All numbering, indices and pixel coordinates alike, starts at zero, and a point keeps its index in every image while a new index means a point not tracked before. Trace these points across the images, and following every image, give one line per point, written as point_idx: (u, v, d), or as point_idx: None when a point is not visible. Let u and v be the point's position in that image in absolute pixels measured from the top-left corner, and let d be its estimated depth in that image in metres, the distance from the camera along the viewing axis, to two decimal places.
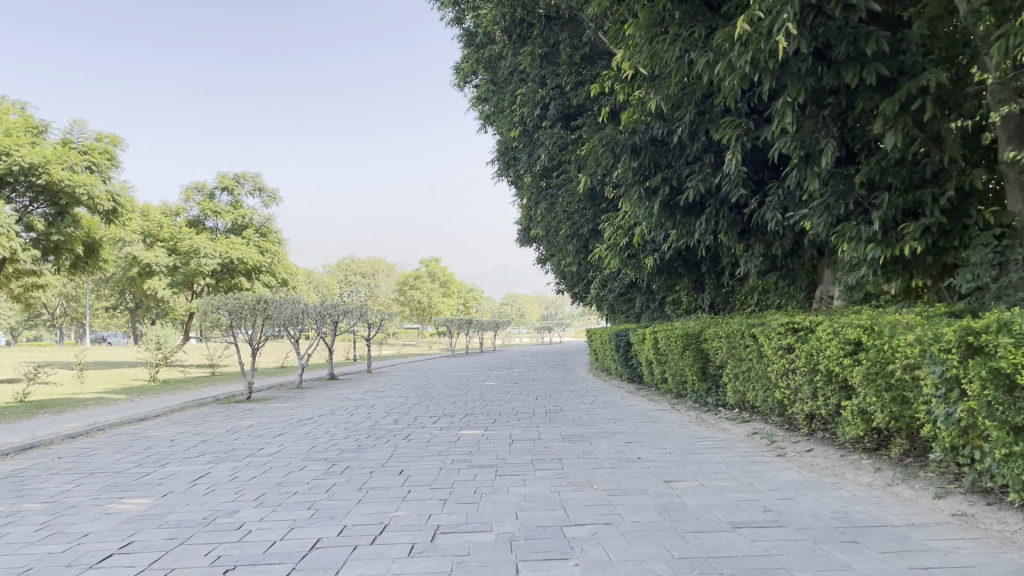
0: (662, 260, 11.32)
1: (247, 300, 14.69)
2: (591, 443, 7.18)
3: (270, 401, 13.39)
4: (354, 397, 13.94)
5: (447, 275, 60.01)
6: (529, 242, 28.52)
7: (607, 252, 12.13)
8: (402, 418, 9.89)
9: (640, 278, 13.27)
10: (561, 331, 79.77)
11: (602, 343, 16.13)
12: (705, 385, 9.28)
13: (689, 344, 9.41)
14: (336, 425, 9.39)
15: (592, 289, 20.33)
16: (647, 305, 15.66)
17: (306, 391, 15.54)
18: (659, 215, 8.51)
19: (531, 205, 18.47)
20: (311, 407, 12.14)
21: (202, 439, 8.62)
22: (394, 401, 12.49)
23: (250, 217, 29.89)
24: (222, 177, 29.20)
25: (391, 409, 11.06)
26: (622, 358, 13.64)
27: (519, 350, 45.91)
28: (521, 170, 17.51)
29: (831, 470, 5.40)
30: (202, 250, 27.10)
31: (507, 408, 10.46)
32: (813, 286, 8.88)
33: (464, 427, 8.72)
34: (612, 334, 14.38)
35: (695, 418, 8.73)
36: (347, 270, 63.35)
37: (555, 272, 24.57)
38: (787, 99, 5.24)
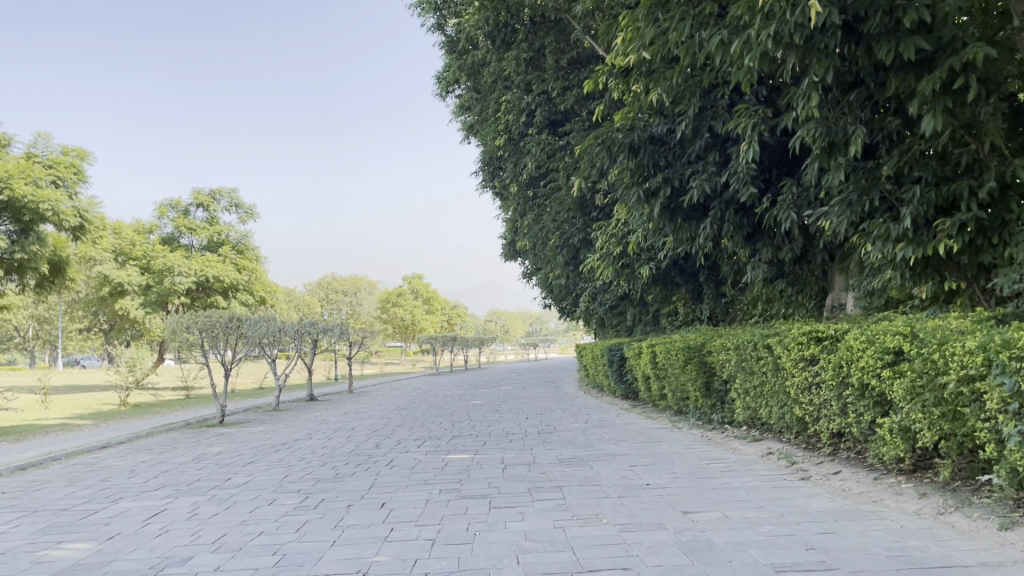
0: (658, 270, 10.96)
1: (219, 317, 13.81)
2: (592, 467, 6.52)
3: (245, 424, 12.64)
4: (334, 418, 13.23)
5: (431, 292, 59.33)
6: (514, 255, 27.97)
7: (599, 261, 11.67)
8: (384, 441, 9.19)
9: (633, 288, 12.72)
10: (546, 347, 79.14)
11: (593, 359, 15.53)
12: (709, 401, 8.69)
13: (692, 357, 8.80)
14: (312, 451, 8.68)
15: (581, 302, 19.75)
16: (640, 318, 15.09)
17: (284, 413, 14.79)
18: (659, 219, 7.94)
19: (517, 217, 17.89)
20: (286, 430, 11.42)
21: (164, 469, 7.89)
22: (376, 423, 11.79)
23: (227, 234, 29.12)
24: (198, 194, 28.46)
25: (373, 432, 10.36)
26: (616, 374, 13.05)
27: (504, 367, 45.26)
28: (506, 180, 16.96)
29: (868, 496, 4.77)
30: (177, 268, 26.30)
31: (498, 429, 9.80)
32: (824, 294, 8.32)
33: (451, 451, 8.04)
34: (604, 349, 13.80)
35: (700, 437, 8.11)
36: (329, 288, 62.54)
37: (541, 286, 24.02)
38: (813, 80, 4.68)
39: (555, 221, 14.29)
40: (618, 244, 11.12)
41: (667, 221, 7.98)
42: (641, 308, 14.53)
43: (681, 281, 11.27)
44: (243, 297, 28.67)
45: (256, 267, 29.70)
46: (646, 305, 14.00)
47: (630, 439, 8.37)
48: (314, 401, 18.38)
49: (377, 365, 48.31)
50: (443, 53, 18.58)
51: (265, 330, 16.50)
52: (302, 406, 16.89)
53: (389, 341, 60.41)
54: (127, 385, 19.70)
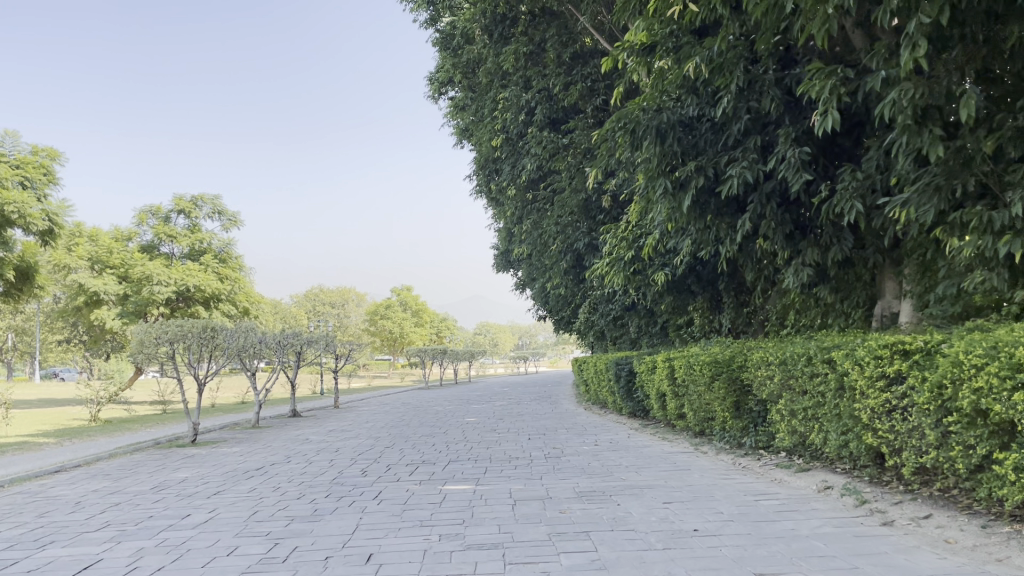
0: (674, 277, 10.10)
1: (191, 326, 12.43)
2: (620, 504, 5.50)
3: (218, 445, 11.52)
4: (317, 438, 12.15)
5: (420, 304, 58.26)
6: (508, 264, 27.05)
7: (608, 267, 10.71)
8: (371, 467, 8.13)
9: (643, 298, 11.75)
10: (537, 360, 78.07)
11: (595, 373, 14.52)
12: (740, 424, 7.69)
13: (720, 373, 7.82)
14: (290, 479, 7.61)
15: (580, 314, 18.76)
16: (647, 331, 14.11)
17: (262, 432, 13.66)
18: (687, 214, 6.97)
19: (515, 223, 16.88)
20: (261, 452, 10.33)
21: (115, 501, 6.78)
22: (362, 444, 10.73)
23: (209, 242, 27.97)
24: (179, 200, 27.29)
25: (359, 455, 9.29)
26: (623, 390, 12.06)
27: (494, 381, 44.23)
28: (503, 184, 15.99)
29: (985, 554, 3.79)
30: (155, 277, 25.13)
31: (499, 453, 8.77)
32: (873, 301, 7.35)
33: (449, 480, 7.00)
34: (609, 363, 12.82)
35: (733, 465, 7.12)
36: (316, 299, 61.30)
37: (536, 297, 23.05)
38: (921, 25, 3.71)
39: (557, 227, 13.30)
40: (631, 249, 10.17)
41: (697, 217, 7.01)
42: (648, 319, 13.55)
43: (699, 288, 10.32)
44: (224, 307, 27.51)
45: (238, 276, 28.57)
46: (655, 316, 13.02)
47: (652, 466, 7.37)
48: (298, 417, 17.26)
49: (364, 379, 47.14)
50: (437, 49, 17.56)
51: (244, 342, 15.37)
52: (283, 424, 15.77)
53: (377, 354, 59.20)
54: (98, 400, 18.44)
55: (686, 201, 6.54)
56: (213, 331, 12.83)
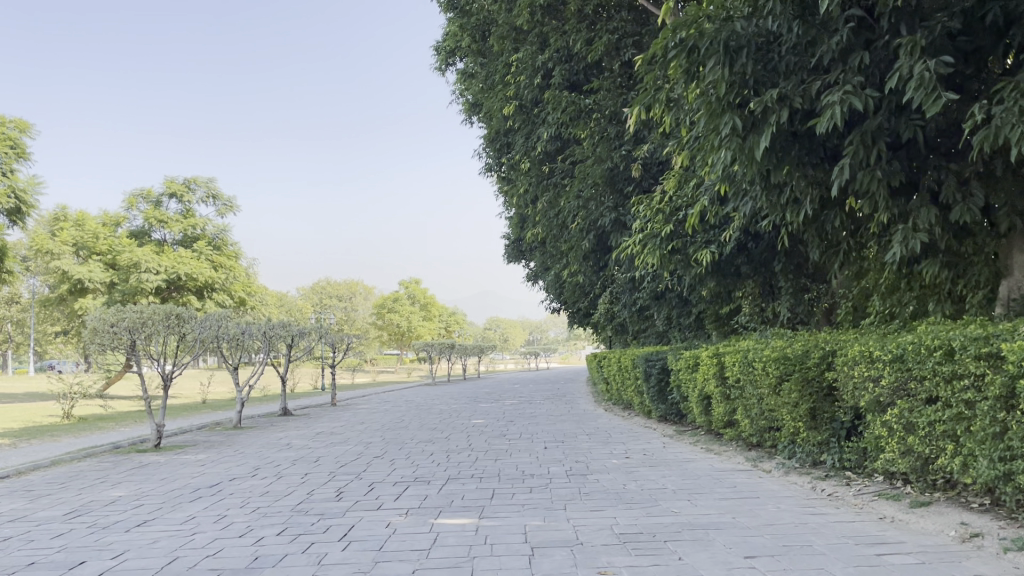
0: (720, 257, 8.47)
1: (156, 312, 10.85)
2: (684, 559, 3.85)
3: (182, 451, 9.92)
4: (299, 443, 10.55)
5: (428, 296, 56.71)
6: (521, 252, 25.42)
7: (640, 244, 9.09)
8: (349, 487, 6.49)
9: (678, 282, 10.10)
10: (548, 356, 76.50)
11: (618, 370, 12.87)
12: (816, 438, 6.05)
13: (792, 373, 6.15)
14: (244, 503, 5.98)
15: (599, 304, 17.10)
16: (679, 322, 12.45)
17: (240, 435, 12.07)
18: (760, 165, 5.33)
19: (528, 203, 15.22)
20: (226, 461, 8.70)
21: (5, 535, 5.16)
22: (348, 452, 9.12)
23: (203, 228, 26.43)
24: (171, 183, 25.72)
25: (339, 468, 7.66)
26: (653, 391, 10.44)
27: (504, 377, 42.68)
28: (515, 159, 14.35)
29: None
30: (144, 264, 23.62)
31: (511, 468, 7.13)
32: (995, 280, 5.70)
33: (445, 509, 5.37)
34: (636, 359, 11.18)
35: (815, 493, 5.47)
36: (322, 292, 59.75)
37: (550, 287, 21.41)
38: None
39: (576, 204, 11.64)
40: (671, 221, 8.56)
41: (771, 169, 5.37)
42: (681, 308, 11.88)
43: (750, 268, 8.71)
44: (218, 297, 26.02)
45: (234, 264, 27.06)
46: (692, 305, 11.35)
47: (708, 491, 5.71)
48: (287, 416, 15.68)
49: (369, 372, 45.60)
50: (444, 10, 15.88)
51: (223, 333, 13.76)
52: (270, 423, 14.20)
53: (384, 348, 57.73)
54: (71, 395, 16.89)
55: (763, 144, 4.90)
56: (180, 318, 11.17)
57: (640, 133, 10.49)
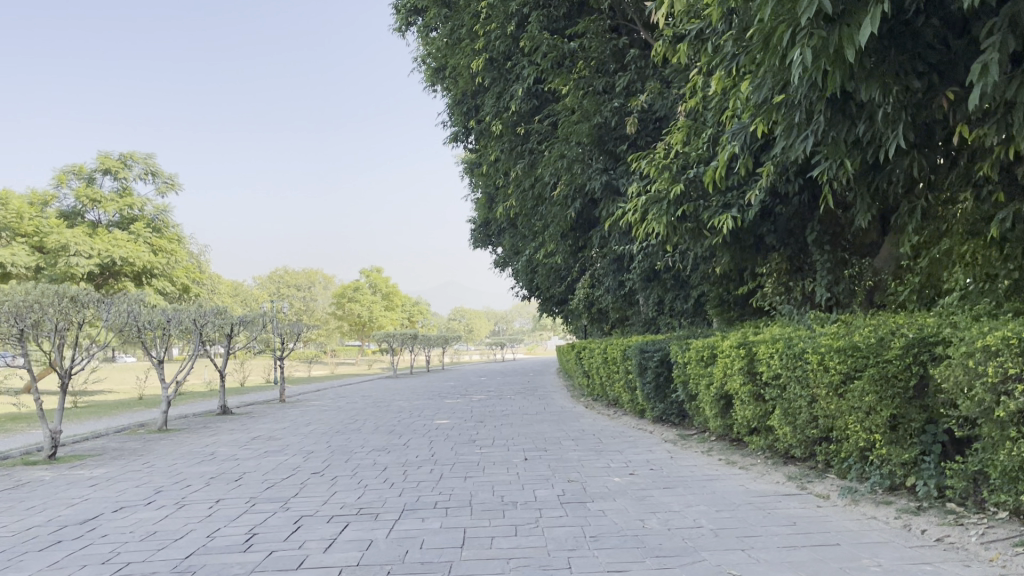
0: (743, 223, 6.93)
1: (48, 296, 9.07)
2: None
3: (80, 465, 8.09)
4: (226, 452, 8.76)
5: (390, 286, 54.81)
6: (488, 236, 23.75)
7: (639, 212, 7.46)
8: (268, 525, 4.77)
9: (682, 259, 8.54)
10: (514, 348, 75.04)
11: (602, 363, 11.30)
12: (901, 457, 4.50)
13: (864, 369, 4.61)
14: (112, 556, 4.21)
15: (577, 289, 15.54)
16: (672, 307, 10.93)
17: (161, 440, 10.23)
18: (848, 68, 3.74)
19: (499, 174, 13.55)
20: (124, 481, 6.89)
21: None
22: (281, 467, 7.38)
23: (142, 208, 24.28)
24: (104, 158, 23.34)
25: (263, 492, 5.93)
26: (649, 389, 8.86)
27: (468, 369, 41.08)
28: (485, 124, 12.65)
29: None
30: (74, 247, 21.43)
31: (486, 493, 5.48)
32: None
33: (395, 569, 3.68)
34: (627, 351, 9.61)
35: (918, 539, 3.90)
36: (279, 281, 57.35)
37: (521, 273, 19.79)
38: None
39: (556, 172, 9.98)
40: (682, 178, 6.96)
41: (862, 74, 3.80)
42: (679, 290, 10.34)
43: (772, 238, 7.16)
44: (158, 284, 24.04)
45: (176, 248, 24.98)
46: (691, 286, 9.80)
47: (762, 533, 4.12)
48: (226, 415, 13.85)
49: (329, 365, 43.73)
50: None
51: (138, 321, 12.01)
52: (203, 424, 12.39)
53: (344, 339, 55.81)
54: None
55: (871, 28, 3.30)
56: (77, 302, 9.46)
57: (634, 84, 8.86)
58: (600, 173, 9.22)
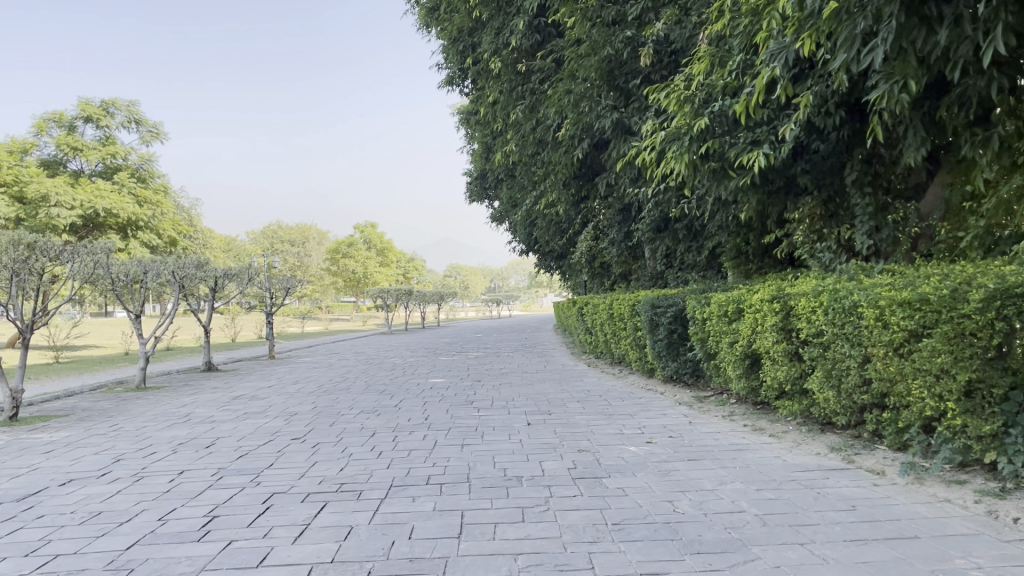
0: (775, 162, 6.17)
1: None
2: None
3: (41, 427, 7.37)
4: (202, 414, 8.05)
5: (385, 241, 53.91)
6: (485, 188, 22.85)
7: (655, 152, 6.66)
8: (232, 506, 4.07)
9: (699, 205, 7.78)
10: (510, 305, 74.57)
11: (607, 319, 10.59)
12: (978, 429, 3.80)
13: (934, 326, 3.89)
14: (40, 545, 3.50)
15: (579, 243, 14.78)
16: (683, 260, 10.18)
17: (135, 400, 9.52)
18: None
19: (497, 118, 12.65)
20: (82, 447, 6.16)
21: None
22: (259, 432, 6.67)
23: (125, 157, 23.29)
24: (84, 105, 22.21)
25: (234, 463, 5.23)
26: (662, 347, 8.13)
27: (465, 326, 40.50)
28: (483, 62, 11.71)
29: None
30: (54, 196, 20.48)
31: (486, 467, 4.77)
32: None
33: (378, 569, 2.98)
34: (636, 307, 8.87)
35: (1015, 530, 3.21)
36: (272, 236, 56.33)
37: (519, 226, 18.95)
38: None
39: (558, 115, 9.13)
40: (706, 112, 6.15)
41: None
42: (693, 240, 9.57)
43: (806, 180, 6.39)
44: (143, 236, 23.19)
45: (161, 199, 24.06)
46: (706, 236, 9.03)
47: (821, 522, 3.42)
48: (211, 373, 13.15)
49: (322, 321, 43.04)
50: None
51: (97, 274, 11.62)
52: (184, 383, 11.68)
53: (338, 295, 55.14)
54: None
55: None
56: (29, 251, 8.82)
57: (647, 12, 7.91)
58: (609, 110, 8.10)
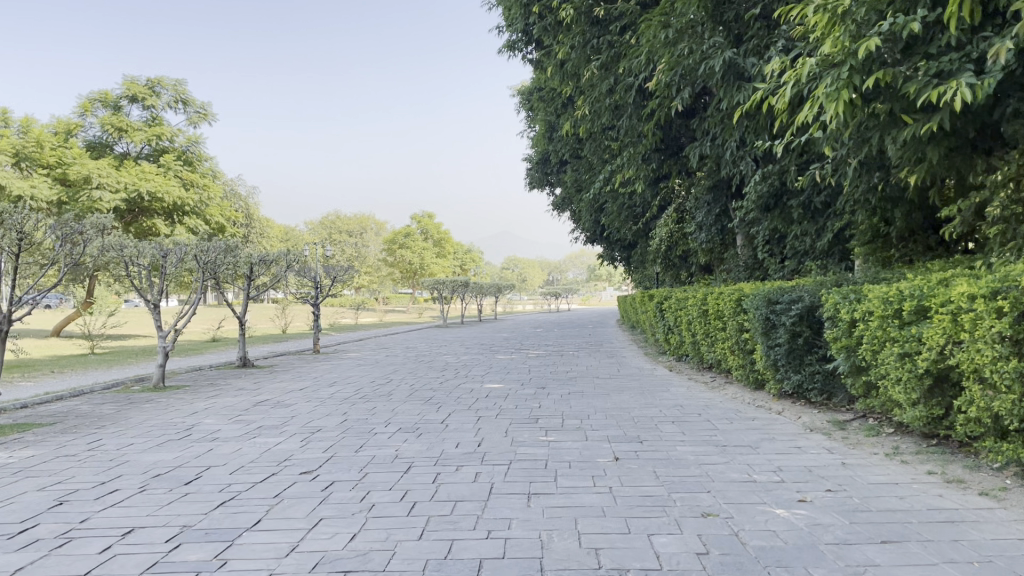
0: (975, 102, 4.39)
1: None
2: None
3: (10, 441, 6.00)
4: (209, 426, 6.58)
5: (442, 232, 52.62)
6: (547, 172, 21.17)
7: (792, 94, 4.93)
8: None
9: (837, 167, 6.02)
10: (570, 300, 72.84)
11: (697, 316, 8.86)
12: None
13: None
14: None
15: (655, 229, 13.03)
16: (795, 243, 8.40)
17: (142, 404, 8.14)
18: None
19: (566, 82, 10.99)
20: (30, 477, 4.69)
21: None
22: (262, 458, 5.13)
23: (172, 138, 22.34)
24: (130, 84, 21.24)
25: (204, 518, 3.68)
26: (783, 357, 6.35)
27: (522, 320, 38.90)
28: (551, 12, 10.03)
29: None
30: (96, 178, 19.53)
31: (569, 544, 3.12)
32: None
33: None
34: (744, 302, 7.10)
35: None
36: (329, 226, 55.55)
37: (586, 212, 17.23)
38: None
39: (647, 66, 7.42)
40: (872, 34, 4.41)
41: None
42: (812, 219, 7.81)
43: (1011, 128, 4.63)
44: (190, 222, 22.23)
45: (209, 183, 23.09)
46: (836, 211, 7.28)
47: None
48: (243, 370, 11.80)
49: (378, 312, 41.92)
50: None
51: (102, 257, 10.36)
52: (209, 381, 10.30)
53: (394, 286, 54.23)
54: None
55: None
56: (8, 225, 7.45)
57: None
58: (719, 48, 6.18)
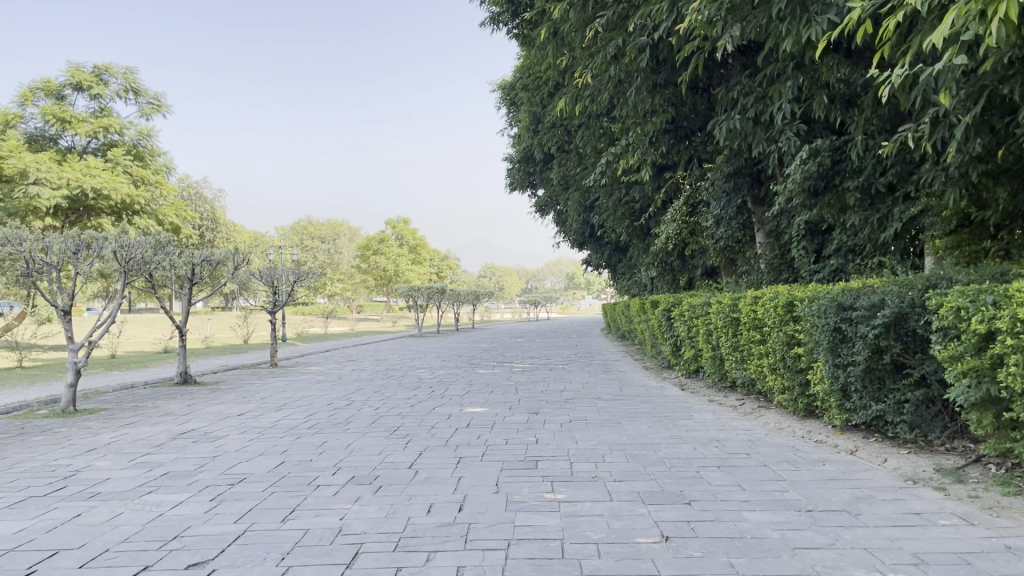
0: None
1: None
2: None
3: None
4: (98, 471, 4.91)
5: (418, 238, 50.93)
6: (529, 169, 19.61)
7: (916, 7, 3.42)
8: None
9: (938, 128, 4.55)
10: (549, 309, 71.20)
11: (722, 324, 7.37)
12: None
13: None
14: None
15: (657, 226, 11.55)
16: (844, 235, 6.96)
17: (32, 436, 6.42)
18: None
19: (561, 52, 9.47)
20: None
21: None
22: (141, 533, 3.48)
23: (121, 131, 20.53)
24: (76, 71, 19.43)
25: None
26: (859, 379, 4.86)
27: (500, 329, 37.32)
28: None
29: None
30: (34, 173, 17.61)
31: None
32: None
33: None
34: (797, 307, 5.61)
35: None
36: (300, 232, 53.56)
37: (574, 211, 15.68)
38: None
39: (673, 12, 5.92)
40: None
41: None
42: (871, 206, 6.41)
43: None
44: (141, 222, 20.39)
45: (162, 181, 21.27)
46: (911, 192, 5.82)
47: None
48: (180, 388, 10.07)
49: (349, 320, 40.05)
50: None
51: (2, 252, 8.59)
52: (134, 403, 8.56)
53: (368, 294, 52.39)
54: None
55: None
56: None
57: None
58: None
